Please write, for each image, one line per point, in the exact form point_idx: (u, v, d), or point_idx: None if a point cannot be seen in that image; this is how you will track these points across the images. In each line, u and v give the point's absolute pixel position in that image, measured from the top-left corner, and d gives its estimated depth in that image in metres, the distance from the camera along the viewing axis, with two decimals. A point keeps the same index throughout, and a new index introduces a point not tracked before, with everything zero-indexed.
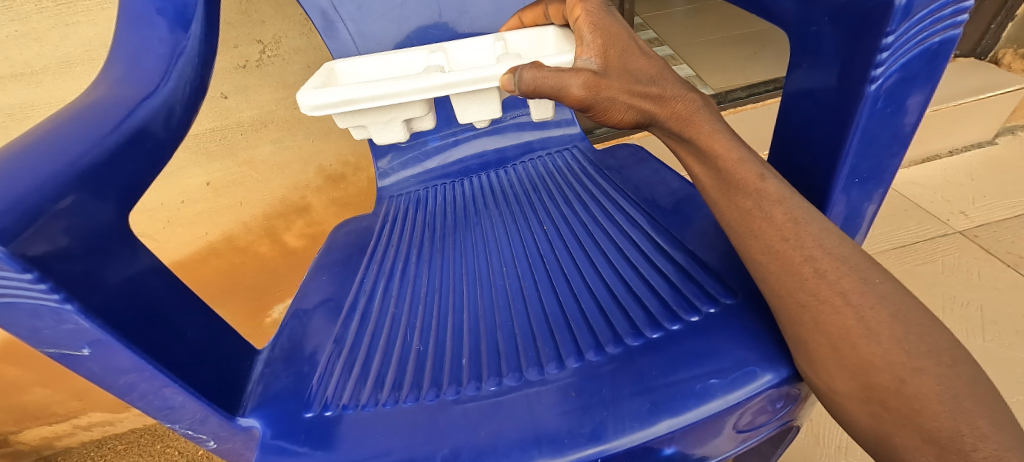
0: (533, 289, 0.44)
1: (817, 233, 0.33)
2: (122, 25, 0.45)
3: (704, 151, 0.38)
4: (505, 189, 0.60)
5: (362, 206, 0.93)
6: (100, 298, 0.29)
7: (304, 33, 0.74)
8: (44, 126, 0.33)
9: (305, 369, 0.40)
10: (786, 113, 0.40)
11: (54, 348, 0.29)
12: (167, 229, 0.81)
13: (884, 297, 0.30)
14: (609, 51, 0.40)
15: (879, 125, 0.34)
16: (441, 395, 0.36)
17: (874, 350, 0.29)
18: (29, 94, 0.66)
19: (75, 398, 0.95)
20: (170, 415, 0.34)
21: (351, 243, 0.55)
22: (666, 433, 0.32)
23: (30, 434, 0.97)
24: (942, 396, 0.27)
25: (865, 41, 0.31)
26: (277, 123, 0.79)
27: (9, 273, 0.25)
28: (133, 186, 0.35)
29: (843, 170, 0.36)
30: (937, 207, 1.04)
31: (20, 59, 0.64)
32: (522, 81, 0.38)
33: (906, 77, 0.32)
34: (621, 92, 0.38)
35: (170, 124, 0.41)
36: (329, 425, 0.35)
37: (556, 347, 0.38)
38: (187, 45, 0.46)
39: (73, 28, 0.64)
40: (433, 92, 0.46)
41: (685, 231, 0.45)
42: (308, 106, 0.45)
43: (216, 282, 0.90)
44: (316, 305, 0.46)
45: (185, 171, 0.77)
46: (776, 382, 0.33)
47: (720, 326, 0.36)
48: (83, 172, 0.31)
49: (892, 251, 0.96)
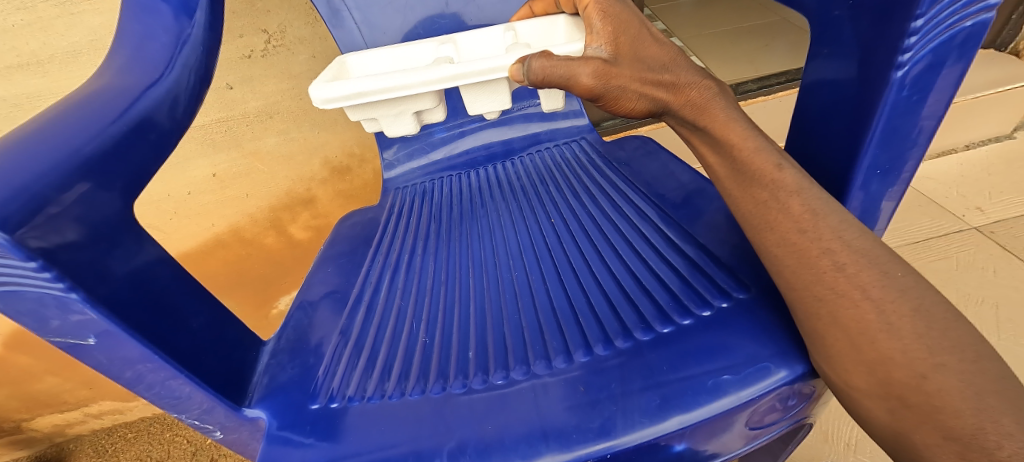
0: (540, 281, 0.44)
1: (836, 224, 0.32)
2: (127, 14, 0.45)
3: (719, 141, 0.37)
4: (512, 181, 0.60)
5: (367, 198, 0.92)
6: (106, 286, 0.29)
7: (309, 23, 0.73)
8: (48, 114, 0.33)
9: (310, 361, 0.40)
10: (807, 103, 0.39)
11: (60, 338, 0.28)
12: (174, 220, 0.81)
13: (905, 291, 0.29)
14: (620, 38, 0.39)
15: (904, 114, 0.32)
16: (447, 388, 0.36)
17: (894, 346, 0.28)
18: (35, 84, 0.66)
19: (85, 387, 0.96)
20: (177, 405, 0.34)
21: (356, 235, 0.54)
22: (677, 430, 0.31)
23: (41, 422, 0.99)
24: (966, 393, 0.26)
25: (893, 26, 0.30)
26: (282, 114, 0.78)
27: (13, 262, 0.24)
28: (137, 175, 0.34)
29: (864, 161, 0.34)
30: (952, 203, 1.02)
31: (27, 49, 0.64)
32: (530, 71, 0.37)
33: (935, 62, 0.30)
34: (632, 80, 0.37)
35: (175, 113, 0.40)
36: (335, 417, 0.35)
37: (564, 340, 0.38)
38: (192, 33, 0.46)
39: (79, 18, 0.64)
40: (442, 83, 0.45)
41: (696, 224, 0.44)
42: (320, 99, 0.44)
43: (223, 273, 0.90)
44: (321, 297, 0.46)
45: (191, 162, 0.77)
46: (790, 379, 0.32)
47: (733, 320, 0.35)
48: (87, 160, 0.30)
49: (905, 247, 0.94)
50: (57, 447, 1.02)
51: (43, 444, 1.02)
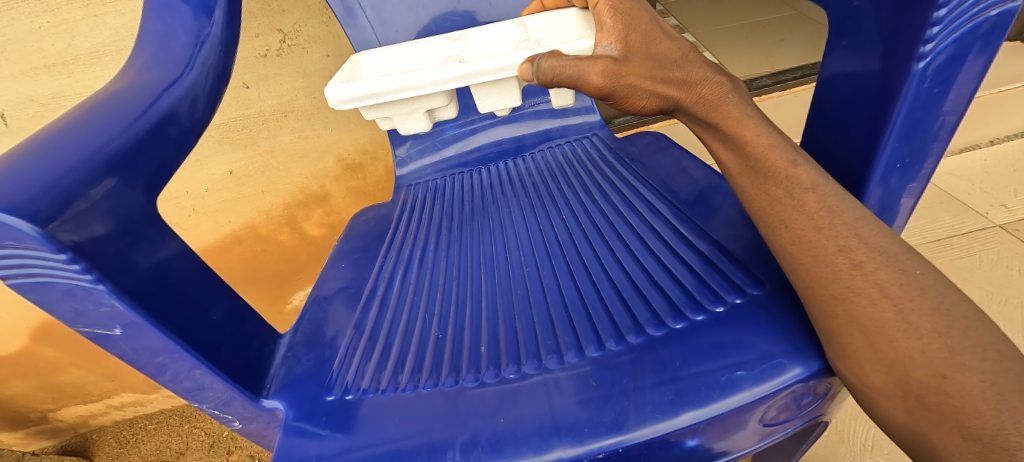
0: (552, 277, 0.44)
1: (852, 222, 0.32)
2: (149, 14, 0.46)
3: (731, 138, 0.37)
4: (523, 177, 0.60)
5: (380, 195, 0.93)
6: (131, 279, 0.30)
7: (324, 21, 0.73)
8: (75, 112, 0.34)
9: (325, 354, 0.41)
10: (824, 98, 0.39)
11: (89, 329, 0.29)
12: (192, 217, 0.83)
13: (925, 289, 0.29)
14: (631, 36, 0.38)
15: (925, 106, 0.32)
16: (460, 381, 0.36)
17: (913, 345, 0.27)
18: (60, 84, 0.68)
19: (108, 379, 0.99)
20: (199, 395, 0.35)
21: (370, 231, 0.55)
22: (690, 425, 0.31)
23: (66, 412, 1.02)
24: (987, 393, 0.25)
25: (915, 15, 0.30)
26: (297, 112, 0.79)
27: (45, 253, 0.25)
28: (160, 170, 0.35)
29: (883, 156, 0.34)
30: (975, 200, 0.99)
31: (53, 50, 0.66)
32: (539, 71, 0.37)
33: (958, 52, 0.30)
34: (642, 79, 0.37)
35: (196, 111, 0.41)
36: (349, 409, 0.36)
37: (575, 335, 0.38)
38: (211, 32, 0.47)
39: (102, 19, 0.65)
40: (452, 83, 0.46)
41: (709, 220, 0.44)
42: (335, 100, 0.45)
43: (239, 268, 0.92)
44: (335, 292, 0.47)
45: (208, 160, 0.79)
46: (805, 376, 0.32)
47: (746, 317, 0.35)
48: (112, 156, 0.31)
49: (924, 245, 0.92)
50: (81, 437, 1.06)
51: (68, 434, 1.06)
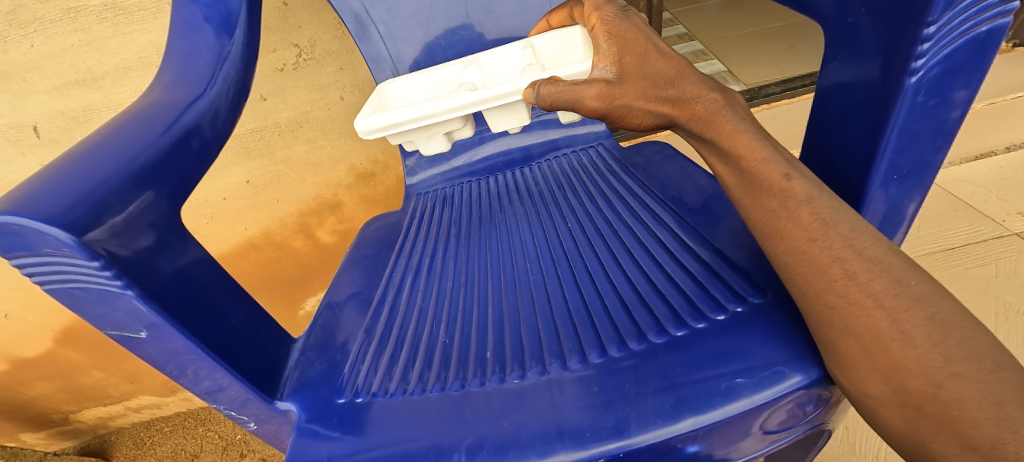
0: (556, 285, 0.45)
1: (846, 233, 0.32)
2: (175, 33, 0.49)
3: (726, 152, 0.37)
4: (530, 186, 0.61)
5: (391, 203, 0.94)
6: (156, 284, 0.31)
7: (338, 36, 0.76)
8: (109, 128, 0.36)
9: (337, 357, 0.42)
10: (821, 110, 0.40)
11: (117, 331, 0.31)
12: (210, 224, 0.86)
13: (919, 299, 0.29)
14: (626, 58, 0.41)
15: (920, 118, 0.32)
16: (466, 385, 0.37)
17: (908, 354, 0.28)
18: (89, 98, 0.71)
19: (127, 381, 1.02)
20: (216, 396, 0.37)
21: (381, 238, 0.57)
22: (690, 431, 0.31)
23: (87, 414, 1.05)
24: (983, 403, 0.26)
25: (907, 31, 0.30)
26: (311, 124, 0.81)
27: (79, 260, 0.27)
28: (185, 180, 0.37)
29: (881, 166, 0.34)
30: (991, 208, 0.98)
31: (83, 67, 0.69)
32: (540, 96, 0.43)
33: (950, 67, 0.31)
34: (636, 99, 0.40)
35: (217, 125, 0.43)
36: (360, 411, 0.37)
37: (579, 341, 0.39)
38: (232, 50, 0.49)
39: (129, 37, 0.68)
40: (465, 109, 0.47)
41: (713, 230, 0.45)
42: (364, 131, 0.48)
43: (254, 274, 0.95)
44: (347, 298, 0.48)
45: (227, 170, 0.81)
46: (805, 383, 0.32)
47: (747, 326, 0.35)
48: (141, 169, 0.33)
49: (937, 254, 0.91)
50: (100, 438, 1.09)
51: (88, 435, 1.08)
